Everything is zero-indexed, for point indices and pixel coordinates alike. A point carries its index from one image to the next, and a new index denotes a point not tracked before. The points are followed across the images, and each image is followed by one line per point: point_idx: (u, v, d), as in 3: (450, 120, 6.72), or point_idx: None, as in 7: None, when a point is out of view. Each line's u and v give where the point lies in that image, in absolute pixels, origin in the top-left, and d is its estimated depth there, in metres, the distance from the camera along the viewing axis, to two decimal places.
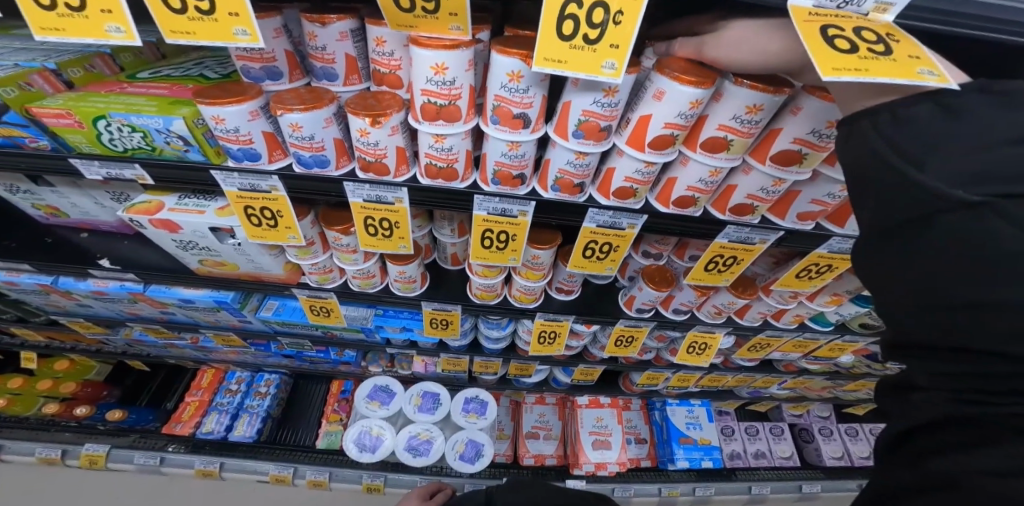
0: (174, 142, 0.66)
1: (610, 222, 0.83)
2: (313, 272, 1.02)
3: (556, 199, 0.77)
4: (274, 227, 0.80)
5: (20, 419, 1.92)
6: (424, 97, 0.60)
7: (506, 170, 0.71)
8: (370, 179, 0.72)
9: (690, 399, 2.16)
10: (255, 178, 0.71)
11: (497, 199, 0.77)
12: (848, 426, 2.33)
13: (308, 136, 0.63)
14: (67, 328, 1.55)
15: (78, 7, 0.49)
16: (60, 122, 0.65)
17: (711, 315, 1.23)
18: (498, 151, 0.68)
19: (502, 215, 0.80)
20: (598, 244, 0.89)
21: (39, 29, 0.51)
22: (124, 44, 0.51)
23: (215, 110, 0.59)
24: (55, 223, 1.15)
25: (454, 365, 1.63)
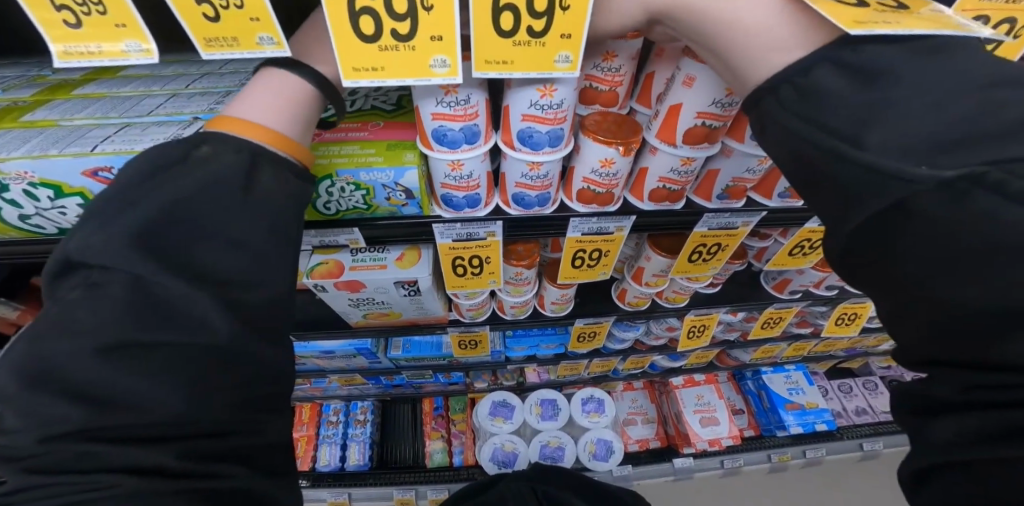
0: (397, 197, 0.66)
1: (725, 223, 0.79)
2: (469, 309, 1.06)
3: (783, 205, 0.76)
4: (479, 274, 0.83)
5: None
6: (697, 120, 0.59)
7: (741, 185, 0.71)
8: (594, 211, 0.73)
9: (786, 365, 2.12)
10: (475, 226, 0.73)
11: (727, 214, 0.76)
12: None
13: (542, 175, 0.65)
14: None
15: (405, 35, 0.40)
16: None
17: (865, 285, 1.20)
18: (743, 167, 0.67)
19: (724, 228, 0.80)
20: (706, 247, 0.86)
21: (349, 71, 0.41)
22: (445, 81, 0.43)
23: (457, 157, 0.60)
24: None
25: (569, 370, 1.66)
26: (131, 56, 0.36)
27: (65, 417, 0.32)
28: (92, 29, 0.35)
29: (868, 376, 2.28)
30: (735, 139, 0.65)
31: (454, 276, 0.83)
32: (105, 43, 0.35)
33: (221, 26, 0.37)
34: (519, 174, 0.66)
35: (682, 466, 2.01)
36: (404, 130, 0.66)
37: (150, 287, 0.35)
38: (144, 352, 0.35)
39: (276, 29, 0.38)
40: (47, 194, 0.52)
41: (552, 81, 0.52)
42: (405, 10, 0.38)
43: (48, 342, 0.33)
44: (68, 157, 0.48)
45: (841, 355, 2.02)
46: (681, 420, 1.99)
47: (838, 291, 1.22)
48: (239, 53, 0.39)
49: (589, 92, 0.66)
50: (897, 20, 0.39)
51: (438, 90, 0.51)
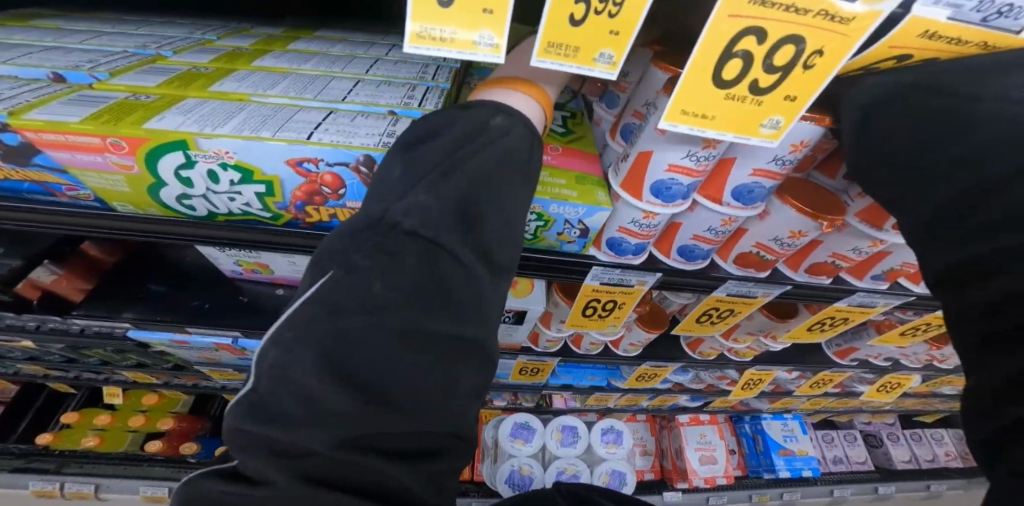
0: (570, 233, 0.60)
1: (864, 301, 0.78)
2: (551, 340, 1.00)
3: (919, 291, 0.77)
4: (605, 316, 0.81)
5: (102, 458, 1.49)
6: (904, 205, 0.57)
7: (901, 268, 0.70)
8: (747, 274, 0.69)
9: (784, 413, 2.18)
10: (633, 274, 0.68)
11: (873, 294, 0.75)
12: (914, 431, 2.45)
13: (726, 229, 0.61)
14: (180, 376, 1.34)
15: (762, 89, 0.36)
16: None
17: (915, 361, 1.24)
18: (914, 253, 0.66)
19: (861, 305, 0.79)
20: (831, 319, 0.86)
21: (676, 114, 0.37)
22: (763, 142, 0.40)
23: (659, 209, 0.56)
24: (250, 277, 0.85)
25: (597, 401, 1.61)
26: (481, 49, 0.32)
27: (341, 410, 0.29)
28: (461, 10, 0.31)
29: (848, 429, 2.40)
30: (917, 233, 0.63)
31: (581, 315, 0.81)
32: (464, 29, 0.32)
33: (575, 32, 0.34)
34: (704, 228, 0.61)
35: (669, 500, 2.03)
36: (586, 162, 0.61)
37: (446, 267, 0.33)
38: (427, 341, 0.33)
39: (625, 47, 0.35)
40: (231, 178, 0.41)
41: (808, 139, 0.47)
42: (783, 64, 0.34)
43: (349, 313, 0.30)
44: (281, 142, 0.38)
45: (837, 412, 2.10)
46: (682, 456, 2.02)
47: (890, 363, 1.25)
48: (570, 65, 0.36)
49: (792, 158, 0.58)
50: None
51: (697, 143, 0.47)
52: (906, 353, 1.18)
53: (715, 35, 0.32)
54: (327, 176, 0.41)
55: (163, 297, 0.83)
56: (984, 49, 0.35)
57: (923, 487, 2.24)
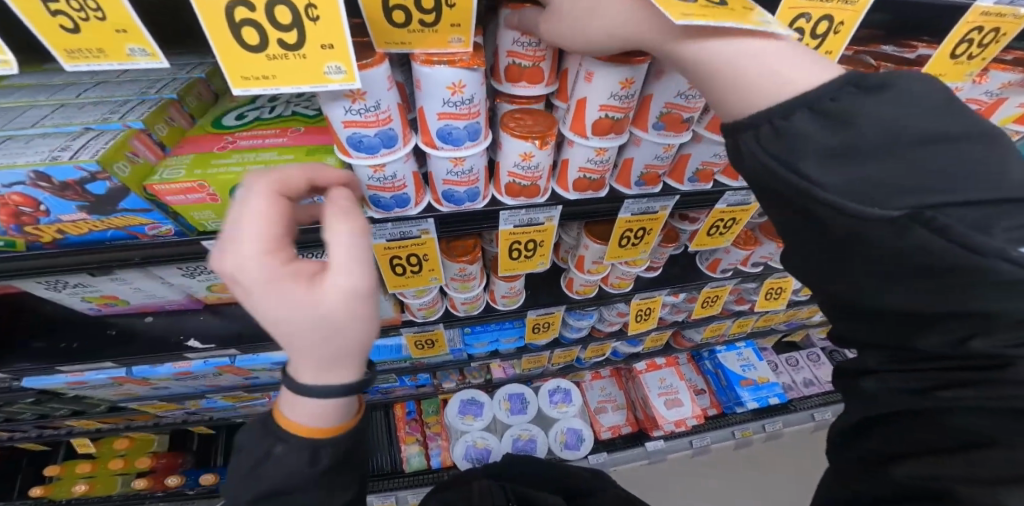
0: (321, 201, 0.65)
1: (644, 208, 0.83)
2: (420, 308, 1.05)
3: (693, 189, 0.82)
4: (419, 272, 0.83)
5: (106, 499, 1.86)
6: (602, 113, 0.62)
7: (654, 170, 0.76)
8: (522, 203, 0.75)
9: (737, 343, 2.20)
10: (407, 225, 0.72)
11: (645, 199, 0.81)
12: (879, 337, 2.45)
13: (467, 170, 0.66)
14: (134, 411, 1.58)
15: (294, 44, 0.41)
16: (187, 198, 0.58)
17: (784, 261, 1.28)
18: (651, 154, 0.72)
19: (645, 213, 0.84)
20: (633, 232, 0.90)
21: (237, 80, 0.42)
22: (342, 86, 0.44)
23: (379, 161, 0.60)
24: (110, 312, 1.05)
25: (534, 363, 1.65)
26: None
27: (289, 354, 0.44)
28: None
29: (809, 348, 2.42)
30: (641, 129, 0.69)
31: (394, 276, 0.83)
32: None
33: (82, 37, 0.35)
34: (445, 171, 0.66)
35: (654, 449, 2.07)
36: (325, 134, 0.65)
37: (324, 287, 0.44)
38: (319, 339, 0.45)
39: (146, 40, 0.36)
40: None
41: (461, 79, 0.53)
42: (290, 21, 0.39)
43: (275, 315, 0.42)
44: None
45: (786, 329, 2.14)
46: (648, 404, 2.05)
47: (765, 267, 1.30)
48: (107, 65, 0.38)
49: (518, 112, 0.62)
50: (711, 13, 0.41)
51: (343, 98, 0.51)
52: (764, 255, 1.23)
53: (209, 8, 0.36)
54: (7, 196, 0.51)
55: (74, 350, 1.02)
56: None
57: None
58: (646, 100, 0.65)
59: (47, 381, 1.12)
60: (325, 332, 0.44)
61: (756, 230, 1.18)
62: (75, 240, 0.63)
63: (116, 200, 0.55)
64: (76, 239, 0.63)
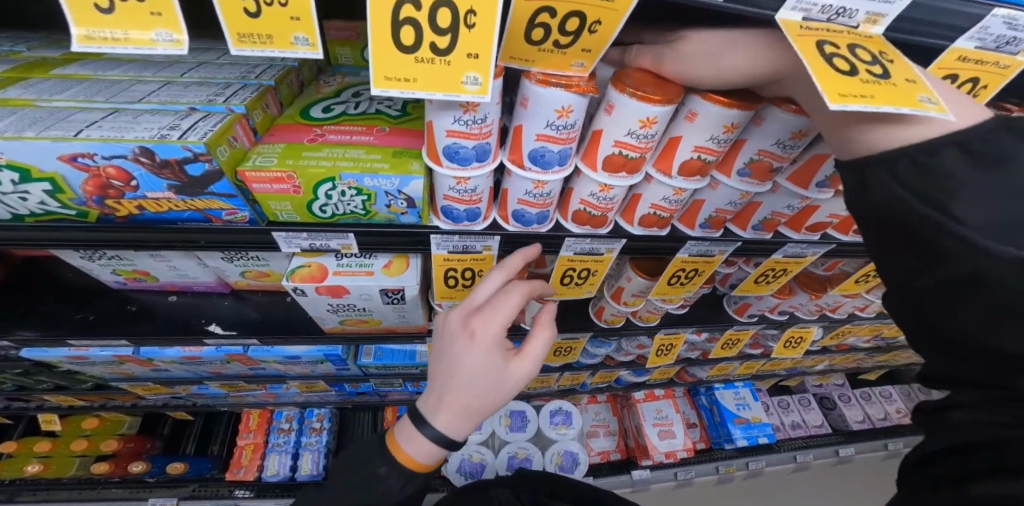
0: (398, 205, 0.65)
1: (703, 251, 0.87)
2: None
3: (755, 236, 0.85)
4: (469, 287, 0.83)
5: (53, 482, 1.72)
6: (694, 153, 0.64)
7: (721, 215, 0.79)
8: (585, 230, 0.76)
9: (735, 382, 2.24)
10: (473, 239, 0.73)
11: (707, 242, 0.84)
12: (863, 391, 2.53)
13: (545, 193, 0.67)
14: (119, 389, 1.50)
15: (444, 50, 0.44)
16: (273, 187, 0.59)
17: (811, 313, 1.31)
18: (726, 199, 0.74)
19: (702, 255, 0.88)
20: (685, 271, 0.93)
21: (381, 80, 0.45)
22: (474, 98, 0.47)
23: (466, 174, 0.62)
24: (134, 287, 1.02)
25: (541, 383, 1.64)
26: (159, 45, 0.39)
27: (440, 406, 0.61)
28: (123, 15, 0.38)
29: (803, 394, 2.48)
30: (723, 174, 0.71)
31: (445, 287, 0.83)
32: (135, 30, 0.39)
33: (258, 22, 0.37)
34: (523, 191, 0.67)
35: (639, 478, 2.06)
36: (411, 138, 0.65)
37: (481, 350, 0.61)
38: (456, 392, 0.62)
39: (314, 30, 0.38)
40: (13, 177, 0.52)
41: (570, 105, 0.55)
42: (447, 25, 0.42)
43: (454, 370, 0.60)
44: (46, 141, 0.48)
45: (782, 374, 2.19)
46: (641, 433, 2.05)
47: (788, 316, 1.34)
48: (271, 52, 0.39)
49: (613, 156, 0.63)
50: (874, 92, 0.39)
51: (457, 108, 0.53)
52: (793, 304, 1.26)
53: (381, 9, 0.40)
54: (103, 168, 0.52)
55: (89, 322, 0.98)
56: (606, 1, 0.43)
57: (870, 446, 2.35)
58: (737, 147, 0.66)
59: (49, 352, 1.08)
60: (481, 393, 0.60)
61: (793, 281, 1.20)
62: (147, 218, 0.62)
63: (209, 183, 0.55)
64: (150, 218, 0.62)
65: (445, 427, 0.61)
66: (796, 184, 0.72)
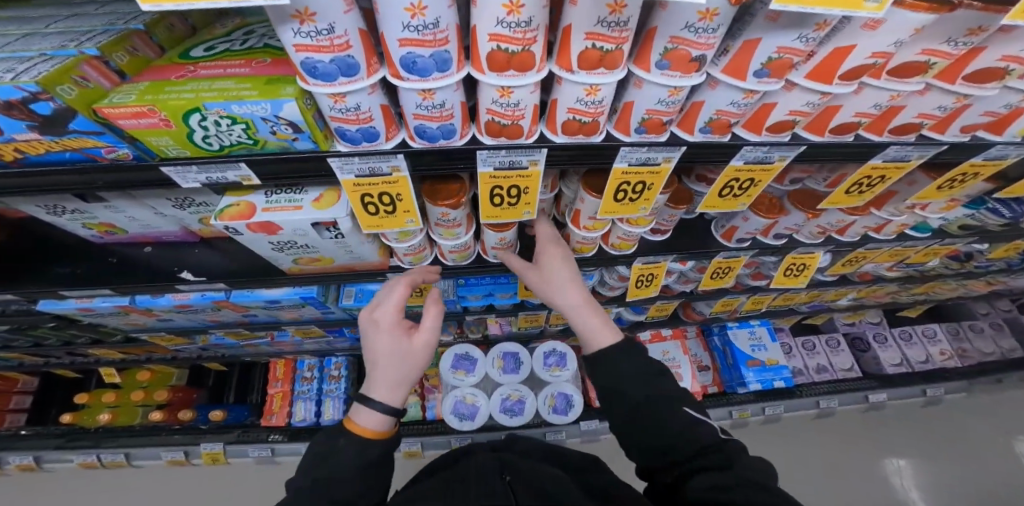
0: (283, 131, 0.61)
1: (644, 158, 0.77)
2: (408, 253, 1.02)
3: (705, 141, 0.75)
4: (393, 212, 0.81)
5: (128, 429, 1.95)
6: (587, 42, 0.54)
7: (657, 117, 0.68)
8: (503, 143, 0.71)
9: (750, 320, 2.11)
10: (376, 159, 0.69)
11: (644, 148, 0.75)
12: (905, 329, 2.29)
13: (438, 104, 0.61)
14: (147, 342, 1.59)
15: None
16: (141, 123, 0.56)
17: (812, 235, 1.23)
18: (653, 98, 0.64)
19: (644, 163, 0.78)
20: (631, 185, 0.85)
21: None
22: None
23: (337, 90, 0.55)
24: (113, 241, 1.09)
25: (530, 323, 1.64)
26: None
27: None
28: None
29: (832, 333, 2.30)
30: (641, 69, 0.60)
31: (368, 215, 0.81)
32: None
33: None
34: (414, 105, 0.61)
35: None
36: (290, 66, 0.60)
37: None
38: None
39: None
40: None
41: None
42: None
43: None
44: None
45: (803, 309, 2.04)
46: None
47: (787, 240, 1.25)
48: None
49: (495, 54, 0.54)
50: None
51: (292, 20, 0.46)
52: (790, 226, 1.16)
53: None
54: None
55: (78, 272, 1.07)
56: None
57: (900, 388, 2.16)
58: (649, 36, 0.56)
59: (63, 304, 1.13)
60: None
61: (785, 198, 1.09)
62: (34, 161, 0.63)
63: (66, 120, 0.55)
64: (36, 160, 0.64)
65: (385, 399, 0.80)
66: (732, 76, 0.61)
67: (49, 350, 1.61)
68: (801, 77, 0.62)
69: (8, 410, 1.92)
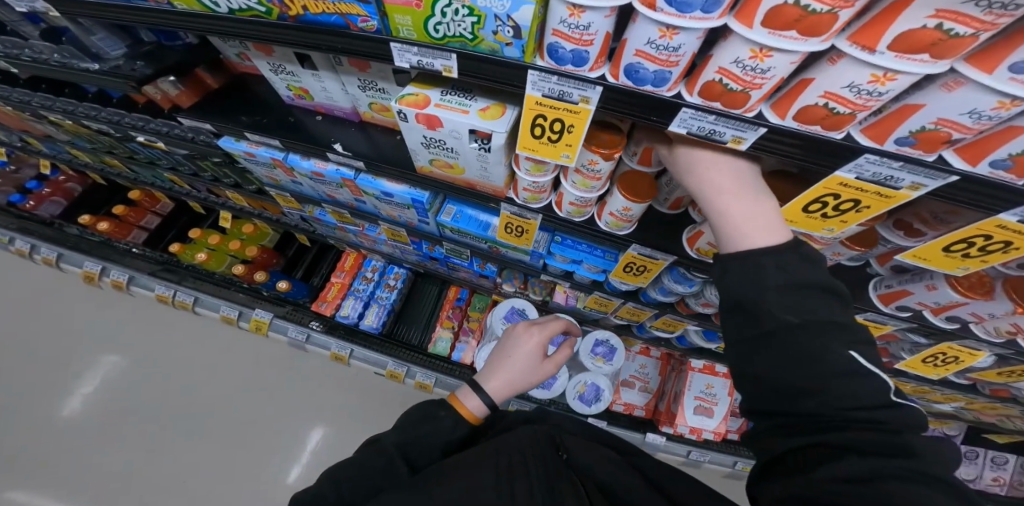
0: (504, 33, 0.62)
1: (881, 175, 0.66)
2: (527, 191, 1.02)
3: (988, 177, 0.60)
4: (554, 143, 0.78)
5: (211, 275, 2.14)
6: (933, 19, 0.42)
7: (946, 132, 0.54)
8: (716, 110, 0.63)
9: None
10: (573, 85, 0.67)
11: (896, 163, 0.62)
12: (997, 454, 2.05)
13: (673, 47, 0.55)
14: (271, 199, 1.73)
15: None
16: (399, 0, 0.62)
17: (994, 333, 1.04)
18: (964, 108, 0.50)
19: (879, 181, 0.67)
20: (839, 199, 0.74)
21: None
22: None
23: (581, 3, 0.53)
24: (299, 104, 1.18)
25: (599, 305, 1.63)
26: None
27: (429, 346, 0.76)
28: None
29: None
30: (979, 70, 0.46)
31: (530, 137, 0.80)
32: None
33: None
34: (645, 41, 0.56)
35: (651, 442, 2.05)
36: None
37: None
38: None
39: None
40: None
41: None
42: None
43: None
44: None
45: None
46: (677, 400, 1.98)
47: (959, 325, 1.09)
48: None
49: (784, 9, 0.46)
50: None
51: None
52: (977, 313, 0.99)
53: None
54: None
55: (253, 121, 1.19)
56: None
57: None
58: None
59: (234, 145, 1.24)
60: None
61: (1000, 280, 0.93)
62: (309, 20, 0.73)
63: None
64: (310, 20, 0.73)
65: (493, 392, 1.10)
66: None
67: (196, 181, 1.82)
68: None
69: (135, 225, 2.21)
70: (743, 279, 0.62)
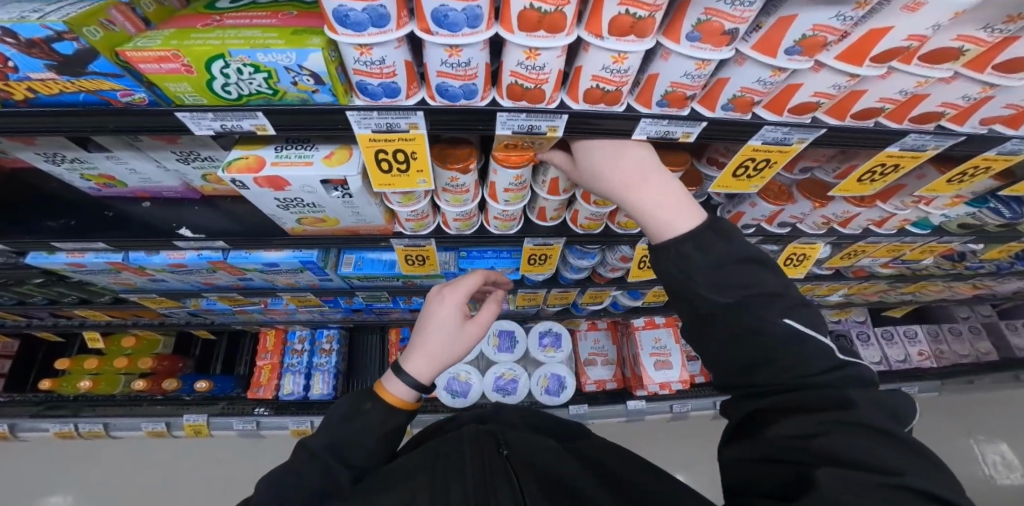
0: (304, 82, 0.58)
1: (663, 132, 0.73)
2: (410, 219, 1.00)
3: (725, 118, 0.71)
4: (406, 172, 0.77)
5: (109, 397, 1.92)
6: (621, 7, 0.49)
7: (681, 91, 0.64)
8: (524, 107, 0.66)
9: None
10: (395, 115, 0.65)
11: (665, 121, 0.70)
12: (907, 329, 2.33)
13: (464, 62, 0.56)
14: (136, 304, 1.51)
15: None
16: (162, 68, 0.53)
17: (816, 226, 1.21)
18: (680, 71, 0.60)
19: (664, 137, 0.74)
20: None
21: None
22: None
23: (366, 42, 0.51)
24: (110, 194, 1.04)
25: (528, 301, 1.63)
26: None
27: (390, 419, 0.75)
28: None
29: None
30: (670, 39, 0.56)
31: (379, 172, 0.77)
32: None
33: None
34: (438, 61, 0.56)
35: (634, 409, 2.09)
36: (317, 20, 0.59)
37: None
38: None
39: None
40: None
41: None
42: None
43: None
44: None
45: None
46: (638, 362, 2.04)
47: (790, 229, 1.23)
48: None
49: (526, 13, 0.50)
50: None
51: None
52: (794, 214, 1.14)
53: None
54: None
55: (68, 227, 1.01)
56: None
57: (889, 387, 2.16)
58: (682, 8, 0.52)
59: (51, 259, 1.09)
60: None
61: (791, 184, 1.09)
62: (46, 102, 0.60)
63: (86, 62, 0.53)
64: (49, 102, 0.61)
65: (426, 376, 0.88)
66: (764, 54, 0.58)
67: (34, 309, 1.58)
68: (832, 58, 0.60)
69: None
70: (669, 264, 0.66)
